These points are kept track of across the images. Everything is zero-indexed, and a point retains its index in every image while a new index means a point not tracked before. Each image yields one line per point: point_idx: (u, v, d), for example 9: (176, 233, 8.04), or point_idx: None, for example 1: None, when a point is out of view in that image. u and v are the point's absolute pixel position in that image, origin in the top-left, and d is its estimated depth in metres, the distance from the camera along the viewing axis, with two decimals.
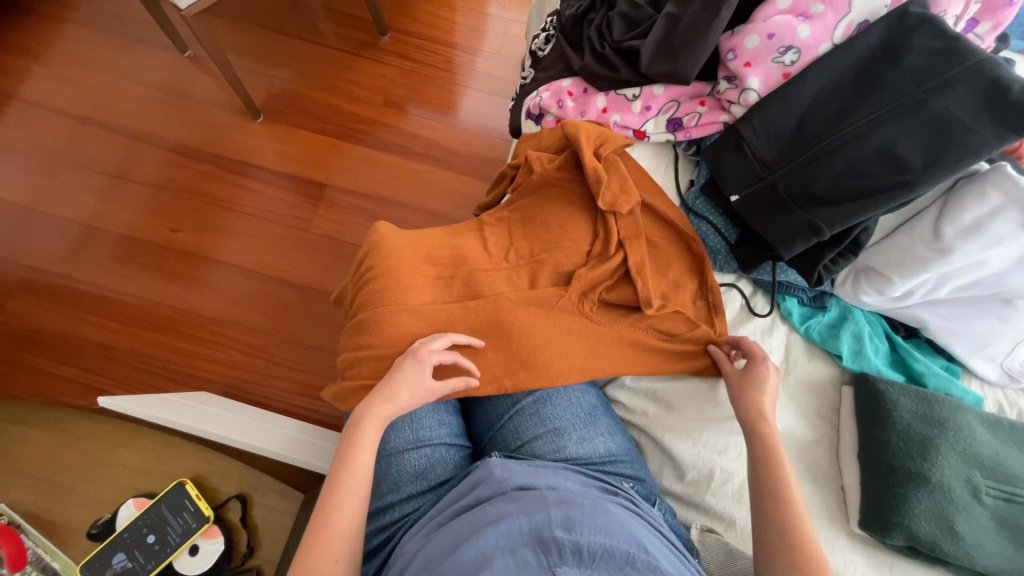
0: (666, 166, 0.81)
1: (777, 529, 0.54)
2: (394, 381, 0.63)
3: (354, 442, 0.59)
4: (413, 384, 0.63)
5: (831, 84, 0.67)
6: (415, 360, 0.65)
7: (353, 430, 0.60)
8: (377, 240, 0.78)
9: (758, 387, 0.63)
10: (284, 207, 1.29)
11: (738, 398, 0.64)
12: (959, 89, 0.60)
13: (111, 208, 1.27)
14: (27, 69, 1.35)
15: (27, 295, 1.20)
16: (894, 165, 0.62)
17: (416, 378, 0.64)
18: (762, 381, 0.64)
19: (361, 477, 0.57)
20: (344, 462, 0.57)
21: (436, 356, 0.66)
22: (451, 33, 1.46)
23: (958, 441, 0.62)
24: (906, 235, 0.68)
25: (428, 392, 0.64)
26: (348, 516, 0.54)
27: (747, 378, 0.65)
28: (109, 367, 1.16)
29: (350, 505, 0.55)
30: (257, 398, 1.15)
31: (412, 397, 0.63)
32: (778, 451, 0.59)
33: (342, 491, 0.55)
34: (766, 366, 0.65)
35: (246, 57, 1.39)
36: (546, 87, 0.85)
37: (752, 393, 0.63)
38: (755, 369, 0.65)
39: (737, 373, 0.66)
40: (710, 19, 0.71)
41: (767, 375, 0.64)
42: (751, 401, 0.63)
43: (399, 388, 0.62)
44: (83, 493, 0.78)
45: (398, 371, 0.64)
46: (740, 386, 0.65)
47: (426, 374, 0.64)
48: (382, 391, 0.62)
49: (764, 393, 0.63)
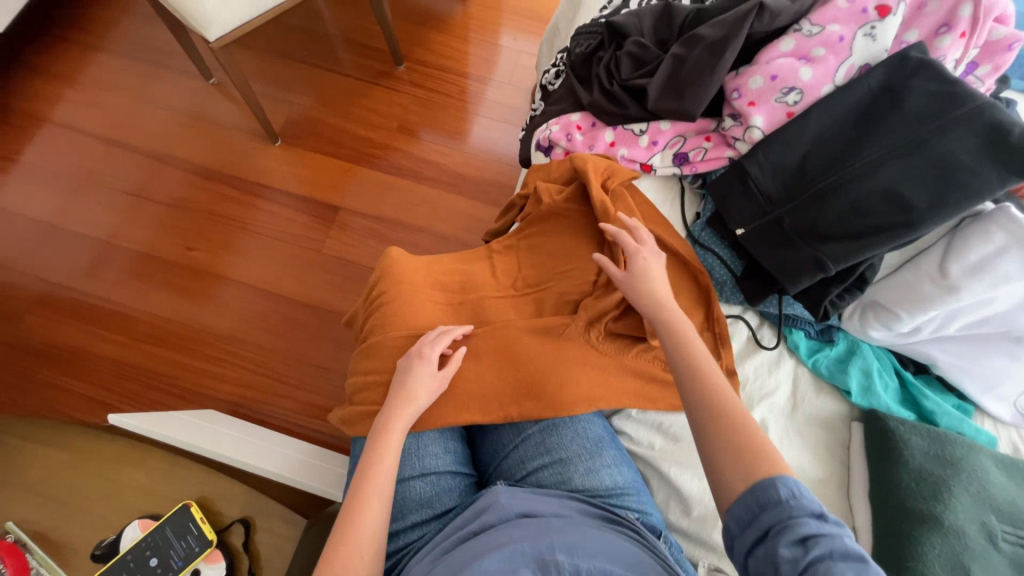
0: (673, 199, 0.83)
1: (705, 408, 0.52)
2: (407, 382, 0.66)
3: (380, 447, 0.60)
4: (426, 381, 0.66)
5: (833, 124, 0.68)
6: (420, 357, 0.67)
7: (378, 438, 0.61)
8: (389, 266, 0.79)
9: (646, 279, 0.65)
10: (298, 228, 1.32)
11: (636, 295, 0.64)
12: (962, 130, 0.61)
13: (130, 226, 1.31)
14: (59, 93, 1.42)
15: (46, 309, 1.23)
16: (897, 205, 0.63)
17: (427, 377, 0.67)
18: (644, 270, 0.66)
19: (387, 479, 0.58)
20: (374, 461, 0.59)
21: (436, 345, 0.69)
22: (463, 63, 1.52)
23: (973, 482, 0.60)
24: (912, 272, 0.68)
25: (441, 382, 0.67)
26: (378, 517, 0.55)
27: (631, 277, 0.65)
28: (120, 383, 1.18)
29: (377, 507, 0.55)
30: (263, 417, 1.16)
31: (430, 395, 0.66)
32: (688, 338, 0.59)
33: (371, 491, 0.56)
34: (640, 256, 0.67)
35: (267, 85, 1.46)
36: (556, 120, 0.88)
37: (639, 287, 0.64)
38: (634, 262, 0.67)
39: (621, 275, 0.66)
40: (714, 61, 0.74)
41: (647, 265, 0.66)
42: (646, 296, 0.64)
43: (417, 390, 0.66)
44: (87, 513, 0.79)
45: (407, 376, 0.67)
46: (633, 281, 0.65)
47: (432, 370, 0.67)
48: (402, 397, 0.65)
49: (649, 284, 0.65)
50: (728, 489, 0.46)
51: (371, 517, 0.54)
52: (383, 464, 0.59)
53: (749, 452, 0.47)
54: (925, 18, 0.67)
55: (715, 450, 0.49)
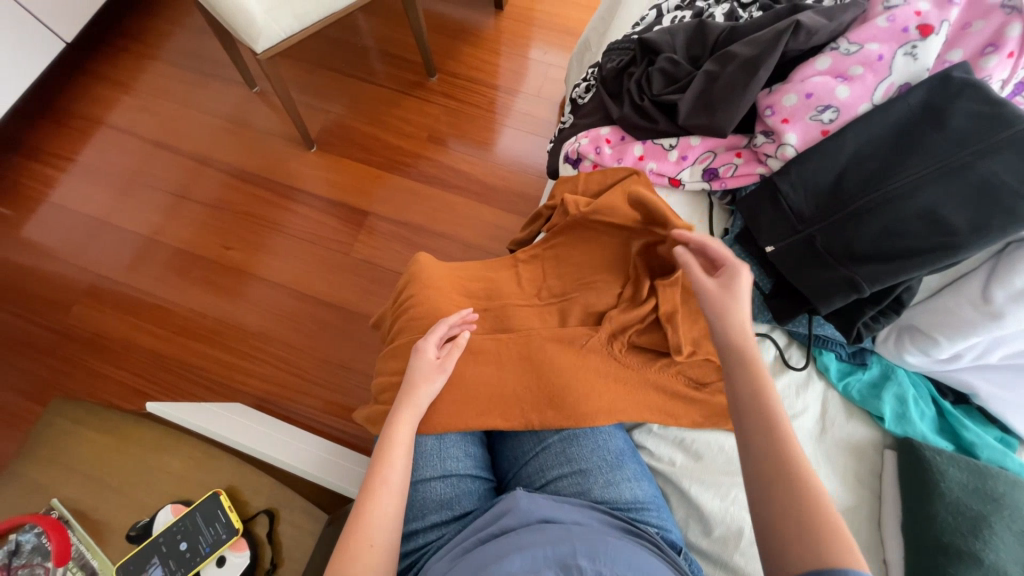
0: (701, 214, 0.83)
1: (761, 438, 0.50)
2: (409, 378, 0.68)
3: (388, 440, 0.63)
4: (425, 370, 0.68)
5: (871, 142, 0.67)
6: (417, 350, 0.69)
7: (387, 432, 0.64)
8: (417, 270, 0.81)
9: (738, 299, 0.59)
10: (328, 232, 1.37)
11: (716, 314, 0.59)
12: (1008, 153, 0.59)
13: (174, 225, 1.38)
14: (116, 99, 1.52)
15: (92, 300, 1.31)
16: (937, 227, 0.62)
17: (426, 365, 0.69)
18: (736, 286, 0.60)
19: (398, 471, 0.60)
20: (382, 454, 0.61)
21: (432, 336, 0.70)
22: (493, 75, 1.56)
23: (1016, 520, 0.57)
24: (953, 297, 0.66)
25: (441, 368, 0.69)
26: (388, 507, 0.57)
27: (726, 291, 0.59)
28: (157, 373, 1.24)
29: (386, 497, 0.58)
30: (287, 413, 1.19)
31: (431, 384, 0.68)
32: (760, 370, 0.54)
33: (379, 481, 0.59)
34: (739, 271, 0.61)
35: (306, 94, 1.52)
36: (586, 133, 0.89)
37: (729, 305, 0.58)
38: (732, 276, 0.60)
39: (715, 286, 0.60)
40: (747, 79, 0.74)
41: (744, 281, 0.60)
42: (732, 314, 0.58)
43: (419, 382, 0.67)
44: (125, 495, 0.82)
45: (409, 369, 0.69)
46: (722, 299, 0.59)
47: (430, 360, 0.69)
48: (406, 390, 0.67)
49: (742, 304, 0.59)
50: (783, 545, 0.45)
51: (382, 507, 0.57)
52: (393, 455, 0.61)
53: (805, 516, 0.45)
54: (969, 38, 0.66)
55: (778, 505, 0.47)
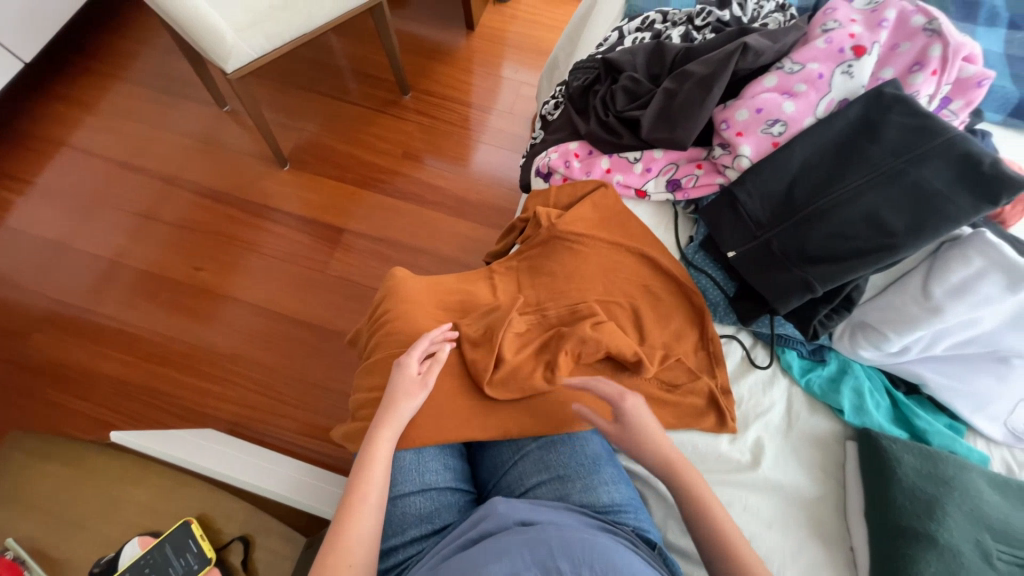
0: (667, 223, 0.87)
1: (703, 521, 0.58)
2: (390, 392, 0.68)
3: (368, 457, 0.62)
4: (407, 386, 0.68)
5: (817, 152, 0.72)
6: (398, 365, 0.69)
7: (368, 448, 0.63)
8: (394, 285, 0.82)
9: (638, 430, 0.64)
10: (302, 250, 1.36)
11: (633, 447, 0.64)
12: (935, 161, 0.65)
13: (140, 246, 1.34)
14: (78, 120, 1.48)
15: (52, 327, 1.25)
16: (879, 229, 0.67)
17: (409, 381, 0.68)
18: (628, 419, 0.65)
19: (377, 488, 0.60)
20: (362, 471, 0.61)
21: (414, 352, 0.70)
22: (467, 93, 1.59)
23: (965, 501, 0.61)
24: (898, 294, 0.71)
25: (423, 383, 0.69)
26: (367, 525, 0.57)
27: (623, 428, 0.65)
28: (122, 401, 1.19)
29: (366, 514, 0.58)
30: (262, 437, 1.16)
31: (413, 399, 0.67)
32: (685, 475, 0.61)
33: (358, 499, 0.58)
34: (627, 404, 0.65)
35: (279, 113, 1.52)
36: (555, 149, 0.92)
37: (633, 438, 0.64)
38: (622, 411, 0.65)
39: (613, 426, 0.65)
40: (703, 96, 0.78)
41: (635, 409, 0.65)
42: (643, 441, 0.63)
43: (401, 396, 0.67)
44: (89, 529, 0.79)
45: (390, 384, 0.68)
46: (622, 438, 0.64)
47: (411, 376, 0.69)
48: (386, 406, 0.67)
49: (643, 431, 0.64)
50: None
51: (361, 526, 0.57)
52: (373, 472, 0.61)
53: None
54: (898, 57, 0.72)
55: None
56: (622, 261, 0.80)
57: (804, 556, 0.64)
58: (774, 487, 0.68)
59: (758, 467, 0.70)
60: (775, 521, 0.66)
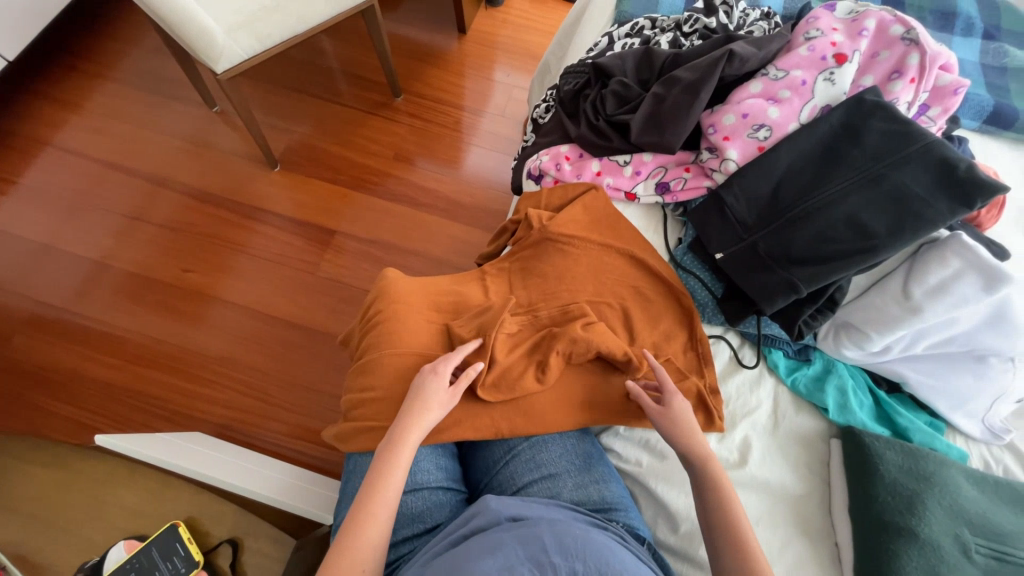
0: (656, 225, 0.88)
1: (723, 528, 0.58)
2: (418, 397, 0.66)
3: (390, 461, 0.61)
4: (438, 396, 0.67)
5: (801, 157, 0.74)
6: (431, 372, 0.68)
7: (389, 451, 0.62)
8: (385, 286, 0.82)
9: (682, 425, 0.65)
10: (293, 251, 1.35)
11: (681, 439, 0.65)
12: (914, 165, 0.67)
13: (126, 247, 1.33)
14: (63, 119, 1.46)
15: (34, 329, 1.23)
16: (861, 232, 0.69)
17: (439, 391, 0.67)
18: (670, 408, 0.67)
19: (393, 492, 0.60)
20: (379, 474, 0.60)
21: (448, 363, 0.69)
22: (459, 96, 1.60)
23: (945, 495, 0.63)
24: (879, 295, 0.73)
25: (453, 397, 0.67)
26: (378, 529, 0.57)
27: (669, 412, 0.66)
28: (107, 404, 1.17)
29: (380, 520, 0.57)
30: (251, 440, 1.15)
31: (443, 409, 0.66)
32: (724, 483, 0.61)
33: (376, 503, 0.58)
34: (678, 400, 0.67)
35: (270, 114, 1.51)
36: (546, 151, 0.93)
37: (680, 431, 0.65)
38: (670, 404, 0.67)
39: (659, 409, 0.67)
40: (691, 100, 0.80)
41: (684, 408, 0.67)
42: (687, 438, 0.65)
43: (431, 403, 0.66)
44: (74, 534, 0.77)
45: (419, 390, 0.67)
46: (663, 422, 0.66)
47: (443, 387, 0.67)
48: (415, 410, 0.65)
49: (682, 425, 0.65)
50: None
51: (374, 530, 0.57)
52: (391, 476, 0.60)
53: None
54: (878, 65, 0.74)
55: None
56: (613, 262, 0.81)
57: (789, 551, 0.66)
58: (761, 484, 0.70)
59: (746, 464, 0.71)
60: (762, 518, 0.68)
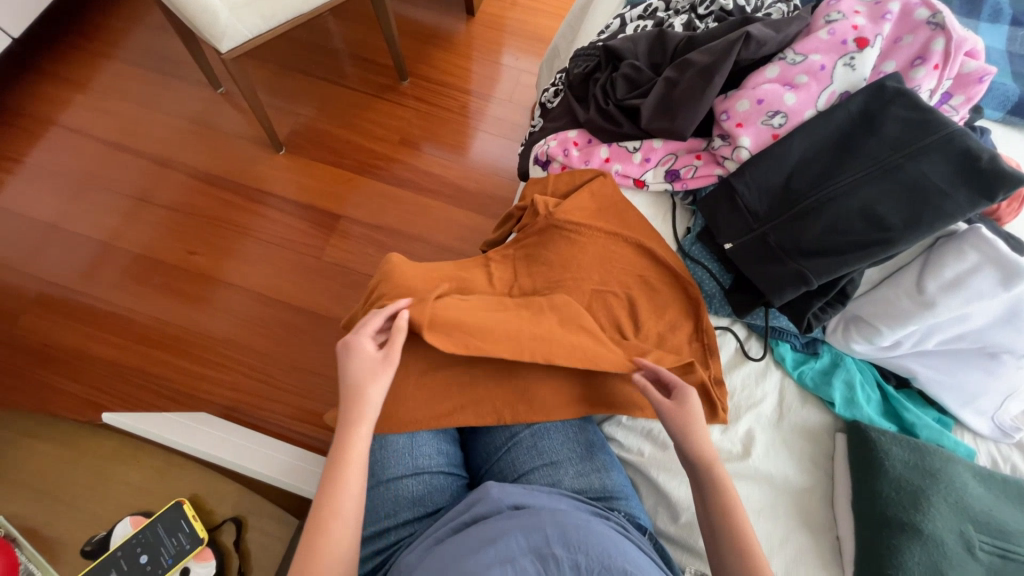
0: (664, 214, 0.86)
1: (725, 530, 0.58)
2: (348, 381, 0.64)
3: (341, 460, 0.59)
4: (369, 368, 0.64)
5: (816, 146, 0.72)
6: (351, 346, 0.65)
7: (339, 452, 0.59)
8: (389, 271, 0.81)
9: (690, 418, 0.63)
10: (298, 235, 1.35)
11: (681, 435, 0.62)
12: (934, 155, 0.65)
13: (132, 228, 1.33)
14: (68, 98, 1.45)
15: (42, 309, 1.24)
16: (875, 224, 0.67)
17: (369, 363, 0.64)
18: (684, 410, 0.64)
19: (352, 496, 0.57)
20: (333, 479, 0.58)
21: (367, 329, 0.66)
22: (466, 80, 1.57)
23: (951, 492, 0.62)
24: (891, 288, 0.71)
25: (386, 360, 0.65)
26: (345, 535, 0.55)
27: (682, 409, 0.64)
28: (114, 384, 1.19)
29: (342, 525, 0.55)
30: (255, 422, 1.16)
31: (381, 378, 0.64)
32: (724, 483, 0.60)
33: (330, 513, 0.55)
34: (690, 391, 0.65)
35: (275, 96, 1.50)
36: (554, 137, 0.91)
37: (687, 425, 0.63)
38: (684, 396, 0.64)
39: (671, 405, 0.64)
40: (704, 85, 0.78)
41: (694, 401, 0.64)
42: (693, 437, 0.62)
43: (367, 384, 0.63)
44: (81, 509, 0.79)
45: (348, 373, 0.64)
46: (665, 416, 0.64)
47: (369, 357, 0.65)
48: (353, 396, 0.62)
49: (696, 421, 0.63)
50: None
51: (338, 539, 0.55)
52: (347, 480, 0.58)
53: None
54: (901, 50, 0.72)
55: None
56: (620, 251, 0.80)
57: (790, 543, 0.65)
58: (764, 477, 0.69)
59: (749, 457, 0.71)
60: (764, 510, 0.67)
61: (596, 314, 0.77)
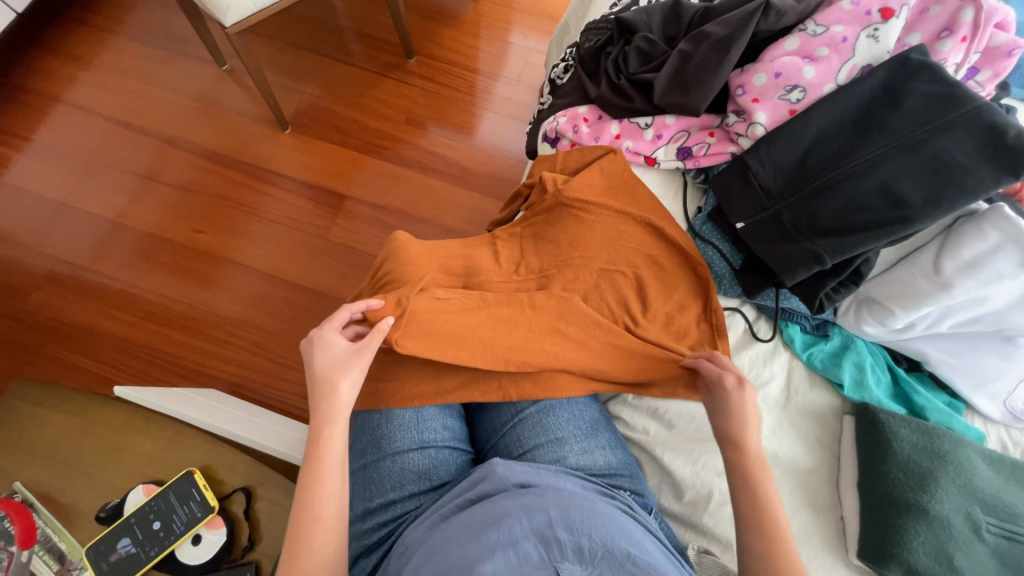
0: (674, 193, 0.85)
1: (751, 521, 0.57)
2: (319, 375, 0.64)
3: (317, 463, 0.60)
4: (342, 360, 0.65)
5: (834, 122, 0.70)
6: (318, 340, 0.65)
7: (313, 457, 0.60)
8: (396, 248, 0.81)
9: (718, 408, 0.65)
10: (304, 215, 1.34)
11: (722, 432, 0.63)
12: (958, 130, 0.63)
13: (139, 206, 1.33)
14: (73, 75, 1.44)
15: (53, 285, 1.25)
16: (894, 202, 0.65)
17: (340, 353, 0.65)
18: (727, 403, 0.64)
19: (331, 501, 0.58)
20: (314, 481, 0.59)
21: (333, 324, 0.67)
22: (473, 59, 1.54)
23: (959, 475, 0.62)
24: (906, 269, 0.70)
25: (359, 354, 0.65)
26: (329, 537, 0.57)
27: (715, 402, 0.66)
28: (125, 360, 1.20)
29: (324, 535, 0.57)
30: (264, 400, 1.18)
31: (357, 372, 0.64)
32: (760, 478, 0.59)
33: (310, 520, 0.57)
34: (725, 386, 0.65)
35: (280, 74, 1.48)
36: (563, 112, 0.89)
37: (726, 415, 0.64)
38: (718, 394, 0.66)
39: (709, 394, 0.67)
40: (720, 58, 0.75)
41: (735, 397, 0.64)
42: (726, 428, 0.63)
43: (337, 377, 0.63)
44: (94, 478, 0.80)
45: (318, 366, 0.64)
46: (713, 410, 0.65)
47: (336, 348, 0.65)
48: (325, 395, 0.63)
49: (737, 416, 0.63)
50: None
51: (323, 538, 0.56)
52: (326, 484, 0.59)
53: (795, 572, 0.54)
54: (927, 22, 0.69)
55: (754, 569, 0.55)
56: (627, 229, 0.79)
57: (797, 521, 0.66)
58: (772, 457, 0.69)
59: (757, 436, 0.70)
60: None
61: (603, 295, 0.77)
